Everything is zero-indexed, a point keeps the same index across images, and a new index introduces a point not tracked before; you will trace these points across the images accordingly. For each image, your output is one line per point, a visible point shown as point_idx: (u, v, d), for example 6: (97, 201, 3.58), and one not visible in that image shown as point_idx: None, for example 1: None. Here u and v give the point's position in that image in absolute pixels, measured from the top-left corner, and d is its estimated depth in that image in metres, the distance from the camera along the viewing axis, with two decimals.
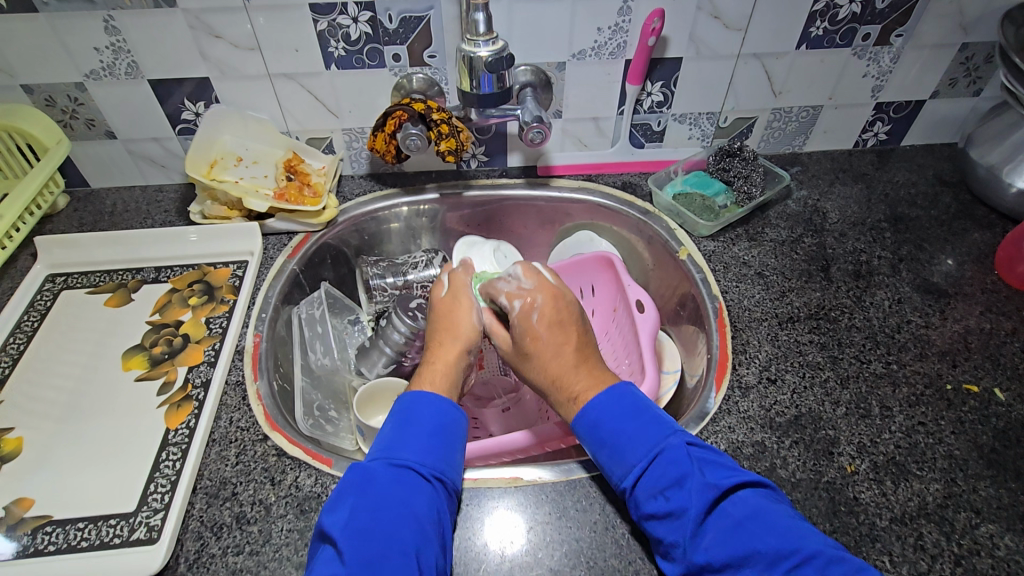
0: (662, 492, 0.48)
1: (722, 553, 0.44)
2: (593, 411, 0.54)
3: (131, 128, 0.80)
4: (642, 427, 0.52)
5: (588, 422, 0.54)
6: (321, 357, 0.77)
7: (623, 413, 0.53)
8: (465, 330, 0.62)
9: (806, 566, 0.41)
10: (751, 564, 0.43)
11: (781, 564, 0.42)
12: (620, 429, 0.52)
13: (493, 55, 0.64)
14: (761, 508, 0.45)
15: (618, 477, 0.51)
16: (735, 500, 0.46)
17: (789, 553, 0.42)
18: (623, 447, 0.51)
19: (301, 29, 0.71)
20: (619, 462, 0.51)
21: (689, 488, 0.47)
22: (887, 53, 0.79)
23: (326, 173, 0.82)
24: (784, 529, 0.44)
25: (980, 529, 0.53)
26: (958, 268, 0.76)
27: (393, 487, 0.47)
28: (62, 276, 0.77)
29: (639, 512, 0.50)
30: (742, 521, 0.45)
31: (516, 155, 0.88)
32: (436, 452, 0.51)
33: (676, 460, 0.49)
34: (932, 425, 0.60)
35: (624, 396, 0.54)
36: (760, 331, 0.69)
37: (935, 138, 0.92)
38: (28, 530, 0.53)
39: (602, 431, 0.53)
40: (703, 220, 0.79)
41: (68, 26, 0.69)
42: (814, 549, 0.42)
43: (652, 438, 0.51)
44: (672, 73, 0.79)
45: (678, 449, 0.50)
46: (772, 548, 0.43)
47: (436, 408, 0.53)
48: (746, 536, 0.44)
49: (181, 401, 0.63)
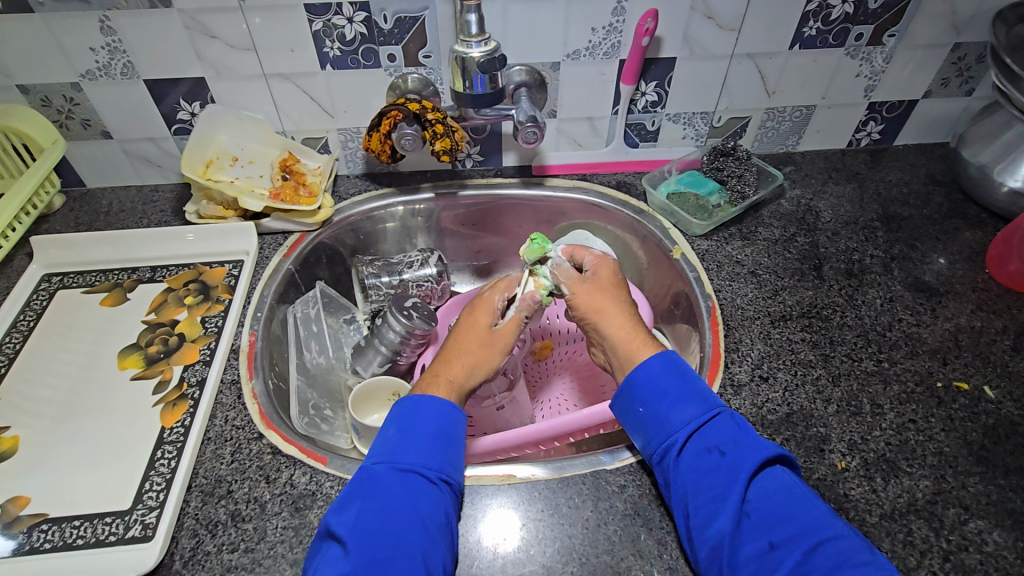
0: (717, 447, 0.49)
1: (766, 511, 0.45)
2: (658, 363, 0.55)
3: (126, 128, 0.81)
4: (698, 389, 0.53)
5: (649, 372, 0.54)
6: (315, 356, 0.78)
7: (685, 373, 0.54)
8: (477, 350, 0.59)
9: (840, 538, 0.43)
10: (792, 523, 0.44)
11: (822, 532, 0.44)
12: (681, 385, 0.53)
13: (485, 55, 0.65)
14: (801, 484, 0.48)
15: (670, 427, 0.52)
16: (780, 470, 0.48)
17: (829, 525, 0.44)
18: (681, 402, 0.52)
19: (296, 30, 0.71)
20: (674, 412, 0.52)
21: (746, 449, 0.49)
22: (879, 54, 0.80)
23: (321, 173, 0.83)
24: (822, 505, 0.46)
25: (968, 525, 0.54)
26: (950, 267, 0.76)
27: (399, 491, 0.47)
28: (58, 275, 0.77)
29: (679, 466, 0.50)
30: (784, 488, 0.47)
31: (510, 154, 0.89)
32: (441, 454, 0.51)
33: (733, 425, 0.51)
34: (923, 422, 0.61)
35: (682, 361, 0.56)
36: (753, 329, 0.70)
37: (928, 138, 0.92)
38: (24, 528, 0.54)
39: (663, 383, 0.54)
40: (696, 219, 0.80)
41: (64, 26, 0.69)
42: (848, 528, 0.45)
43: (708, 401, 0.53)
44: (666, 73, 0.80)
45: (733, 416, 0.52)
46: (812, 517, 0.45)
47: (440, 411, 0.53)
48: (790, 501, 0.46)
49: (176, 400, 0.63)
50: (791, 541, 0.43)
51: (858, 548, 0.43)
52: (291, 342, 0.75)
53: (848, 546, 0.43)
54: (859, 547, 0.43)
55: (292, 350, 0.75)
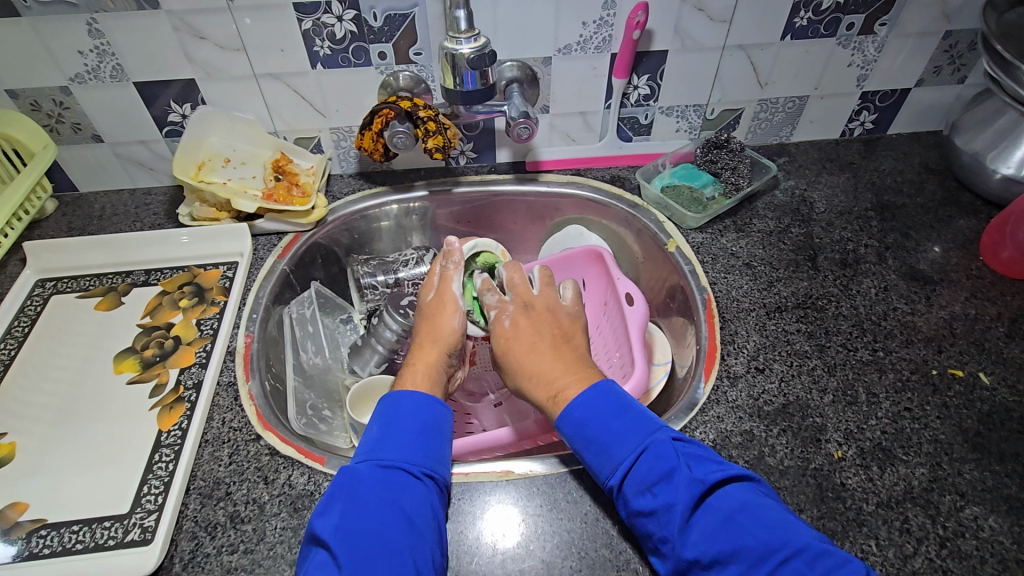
0: (650, 488, 0.47)
1: (711, 548, 0.44)
2: (579, 410, 0.53)
3: (116, 131, 0.80)
4: (628, 423, 0.51)
5: (574, 421, 0.52)
6: (312, 357, 0.77)
7: (608, 409, 0.52)
8: (447, 335, 0.63)
9: (793, 560, 0.41)
10: (743, 555, 0.42)
11: (769, 560, 0.42)
12: (607, 427, 0.51)
13: (475, 52, 0.64)
14: (749, 503, 0.45)
15: (604, 475, 0.50)
16: (723, 494, 0.46)
17: (775, 549, 0.42)
18: (609, 445, 0.51)
19: (286, 29, 0.71)
20: (605, 459, 0.50)
21: (678, 483, 0.46)
22: (871, 42, 0.79)
23: (314, 173, 0.82)
24: (771, 524, 0.44)
25: (964, 511, 0.54)
26: (944, 255, 0.77)
27: (380, 486, 0.47)
28: (52, 281, 0.77)
29: (626, 510, 0.49)
30: (730, 515, 0.45)
31: (504, 150, 0.88)
32: (423, 449, 0.52)
33: (665, 455, 0.48)
34: (918, 410, 0.61)
35: (611, 393, 0.53)
36: (748, 322, 0.70)
37: (921, 126, 0.92)
38: (23, 534, 0.54)
39: (589, 427, 0.52)
40: (691, 212, 0.79)
41: (51, 30, 0.69)
42: (801, 543, 0.42)
43: (637, 436, 0.50)
44: (658, 65, 0.80)
45: (666, 445, 0.49)
46: (764, 540, 0.43)
47: (423, 406, 0.54)
48: (735, 531, 0.43)
49: (173, 403, 0.63)
50: None
51: (807, 568, 0.41)
52: (287, 343, 0.75)
53: (802, 569, 0.41)
54: (807, 568, 0.41)
55: (288, 351, 0.74)
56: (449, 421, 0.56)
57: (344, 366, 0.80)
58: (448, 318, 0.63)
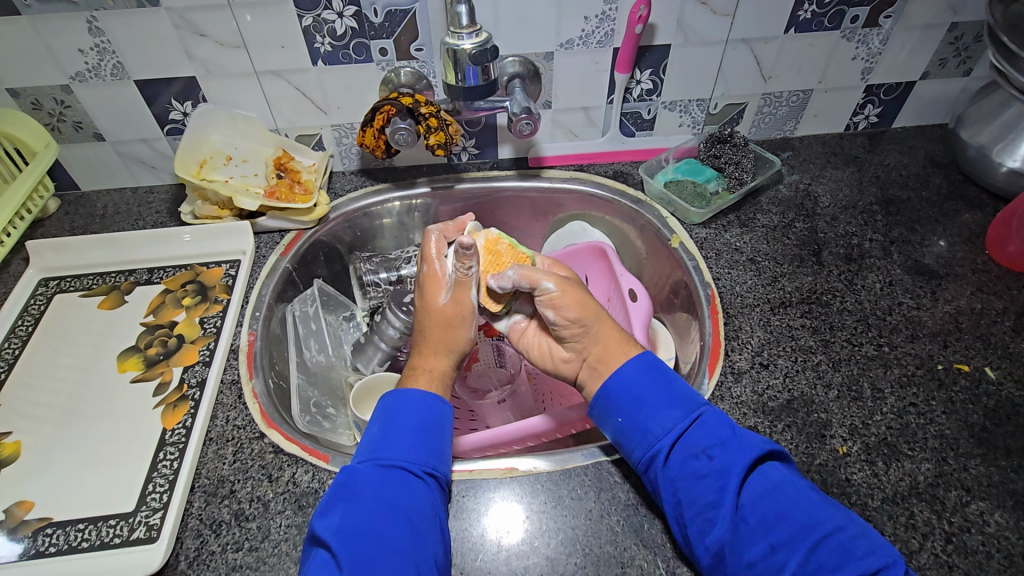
0: (703, 451, 0.48)
1: (759, 512, 0.44)
2: (634, 372, 0.53)
3: (117, 130, 0.80)
4: (678, 394, 0.52)
5: (624, 382, 0.53)
6: (315, 355, 0.78)
7: (662, 377, 0.53)
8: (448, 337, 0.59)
9: (838, 532, 0.42)
10: (791, 521, 0.43)
11: (818, 529, 0.42)
12: (659, 391, 0.52)
13: (476, 47, 0.64)
14: (792, 478, 0.47)
15: (650, 437, 0.50)
16: (770, 466, 0.47)
17: (822, 520, 0.43)
18: (660, 408, 0.51)
19: (287, 26, 0.71)
20: (655, 420, 0.50)
21: (733, 448, 0.47)
22: (876, 35, 0.79)
23: (316, 169, 0.82)
24: (815, 498, 0.45)
25: (970, 507, 0.54)
26: (950, 249, 0.76)
27: (381, 487, 0.47)
28: (55, 280, 0.77)
29: (668, 476, 0.48)
30: (778, 484, 0.46)
31: (505, 146, 0.88)
32: (423, 448, 0.51)
33: (717, 425, 0.49)
34: (924, 405, 0.61)
35: (661, 365, 0.54)
36: (752, 317, 0.69)
37: (927, 119, 0.92)
38: (30, 532, 0.54)
39: (642, 389, 0.52)
40: (694, 207, 0.79)
41: (51, 27, 0.69)
42: (843, 520, 0.43)
43: (690, 404, 0.51)
44: (661, 60, 0.79)
45: (717, 417, 0.50)
46: (810, 511, 0.44)
47: (421, 404, 0.53)
48: (784, 498, 0.45)
49: (177, 401, 0.63)
50: (792, 542, 0.42)
51: (852, 543, 0.42)
52: (290, 340, 0.75)
53: (849, 541, 0.42)
54: (851, 543, 0.42)
55: (291, 348, 0.75)
56: (449, 418, 0.55)
57: (347, 364, 0.80)
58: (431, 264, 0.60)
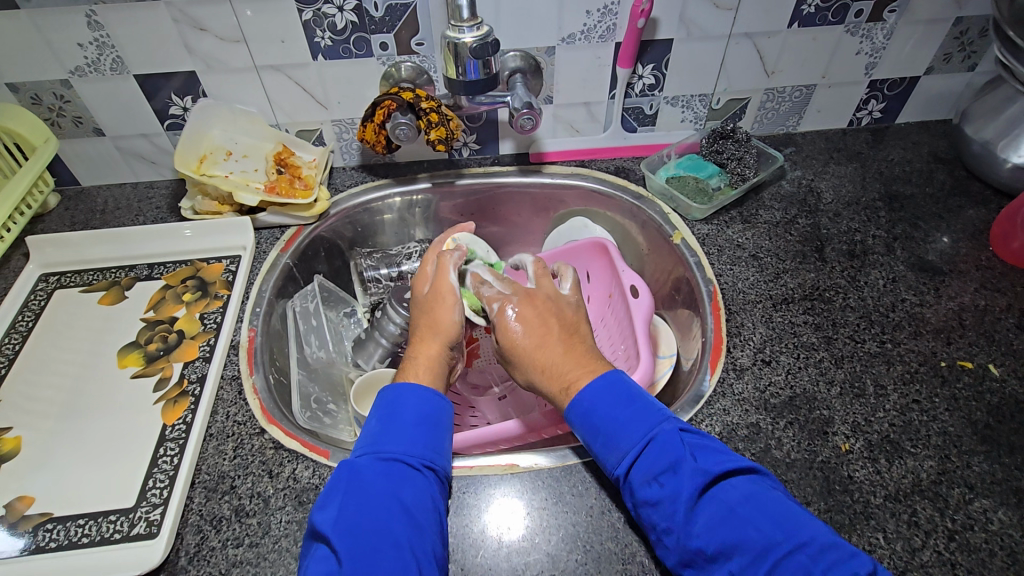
0: (656, 477, 0.47)
1: (715, 539, 0.43)
2: (587, 397, 0.52)
3: (117, 125, 0.80)
4: (634, 413, 0.50)
5: (583, 410, 0.52)
6: (316, 351, 0.78)
7: (617, 399, 0.51)
8: (447, 327, 0.61)
9: (795, 554, 0.40)
10: (746, 547, 0.41)
11: (772, 553, 0.41)
12: (612, 417, 0.51)
13: (477, 41, 0.64)
14: (755, 494, 0.44)
15: (611, 465, 0.50)
16: (729, 485, 0.45)
17: (779, 541, 0.41)
18: (617, 434, 0.50)
19: (287, 20, 0.70)
20: (612, 448, 0.50)
21: (683, 473, 0.45)
22: (880, 30, 0.78)
23: (316, 165, 0.82)
24: (777, 515, 0.43)
25: (973, 504, 0.53)
26: (953, 246, 0.76)
27: (380, 480, 0.47)
28: (56, 275, 0.77)
29: (632, 500, 0.48)
30: (734, 507, 0.44)
31: (507, 142, 0.88)
32: (422, 441, 0.51)
33: (671, 445, 0.48)
34: (927, 403, 0.60)
35: (618, 384, 0.53)
36: (754, 313, 0.69)
37: (931, 115, 0.91)
38: (30, 528, 0.54)
39: (596, 417, 0.51)
40: (696, 203, 0.79)
41: (50, 22, 0.68)
42: (806, 536, 0.41)
43: (644, 425, 0.49)
44: (664, 55, 0.79)
45: (673, 434, 0.48)
46: (768, 530, 0.42)
47: (421, 398, 0.53)
48: (738, 522, 0.43)
49: (177, 397, 0.63)
50: (745, 569, 0.41)
51: (812, 562, 0.40)
52: (291, 337, 0.75)
53: (807, 562, 0.40)
54: (812, 561, 0.40)
55: (292, 344, 0.74)
56: (448, 412, 0.55)
57: (347, 360, 0.80)
58: (448, 273, 0.64)
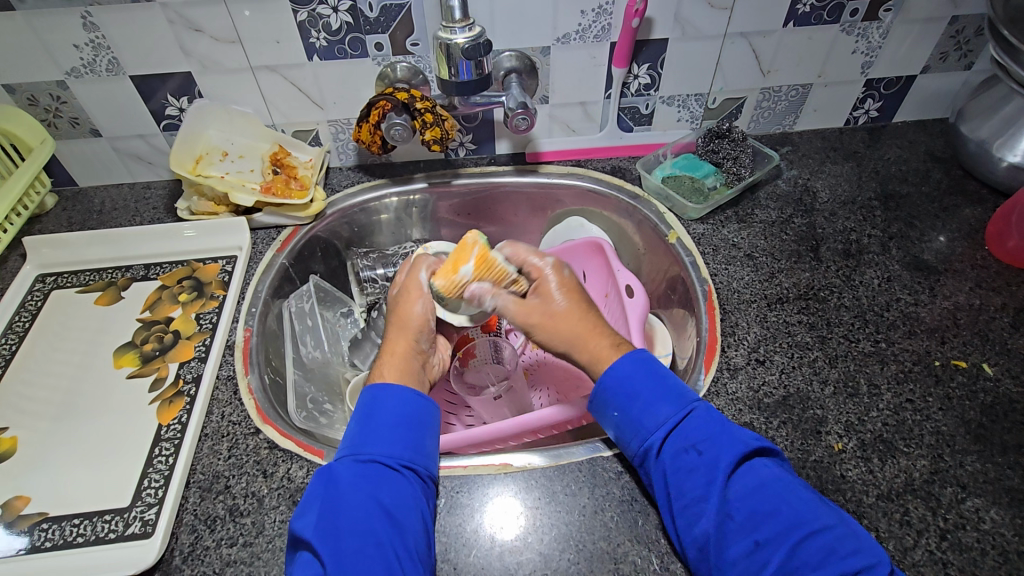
0: (694, 446, 0.49)
1: (746, 508, 0.45)
2: (627, 368, 0.53)
3: (114, 126, 0.80)
4: (672, 389, 0.53)
5: (620, 378, 0.53)
6: (312, 351, 0.78)
7: (655, 374, 0.53)
8: (411, 321, 0.59)
9: (824, 531, 0.43)
10: (778, 518, 0.44)
11: (801, 529, 0.44)
12: (652, 388, 0.52)
13: (469, 41, 0.64)
14: (782, 476, 0.47)
15: (644, 433, 0.51)
16: (758, 462, 0.48)
17: (807, 520, 0.44)
18: (654, 406, 0.51)
19: (282, 20, 0.70)
20: (648, 416, 0.51)
21: (722, 445, 0.48)
22: (876, 29, 0.78)
23: (313, 164, 0.82)
24: (805, 497, 0.46)
25: (966, 503, 0.54)
26: (949, 245, 0.75)
27: (359, 484, 0.47)
28: (52, 276, 0.77)
29: (660, 470, 0.50)
30: (765, 483, 0.47)
31: (503, 142, 0.88)
32: (403, 441, 0.51)
33: (709, 421, 0.50)
34: (920, 402, 0.60)
35: (653, 362, 0.54)
36: (749, 313, 0.69)
37: (928, 114, 0.91)
38: (27, 527, 0.54)
39: (634, 386, 0.52)
40: (692, 203, 0.79)
41: (46, 24, 0.68)
42: (830, 518, 0.45)
43: (680, 400, 0.52)
44: (659, 54, 0.79)
45: (709, 413, 0.51)
46: (798, 508, 0.45)
47: (399, 399, 0.53)
48: (772, 497, 0.46)
49: (172, 397, 0.63)
50: (774, 539, 0.44)
51: (838, 543, 0.43)
52: (286, 336, 0.75)
53: (833, 542, 0.43)
54: (838, 540, 0.43)
55: (288, 344, 0.75)
56: (431, 411, 0.55)
57: (344, 360, 0.80)
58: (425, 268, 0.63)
